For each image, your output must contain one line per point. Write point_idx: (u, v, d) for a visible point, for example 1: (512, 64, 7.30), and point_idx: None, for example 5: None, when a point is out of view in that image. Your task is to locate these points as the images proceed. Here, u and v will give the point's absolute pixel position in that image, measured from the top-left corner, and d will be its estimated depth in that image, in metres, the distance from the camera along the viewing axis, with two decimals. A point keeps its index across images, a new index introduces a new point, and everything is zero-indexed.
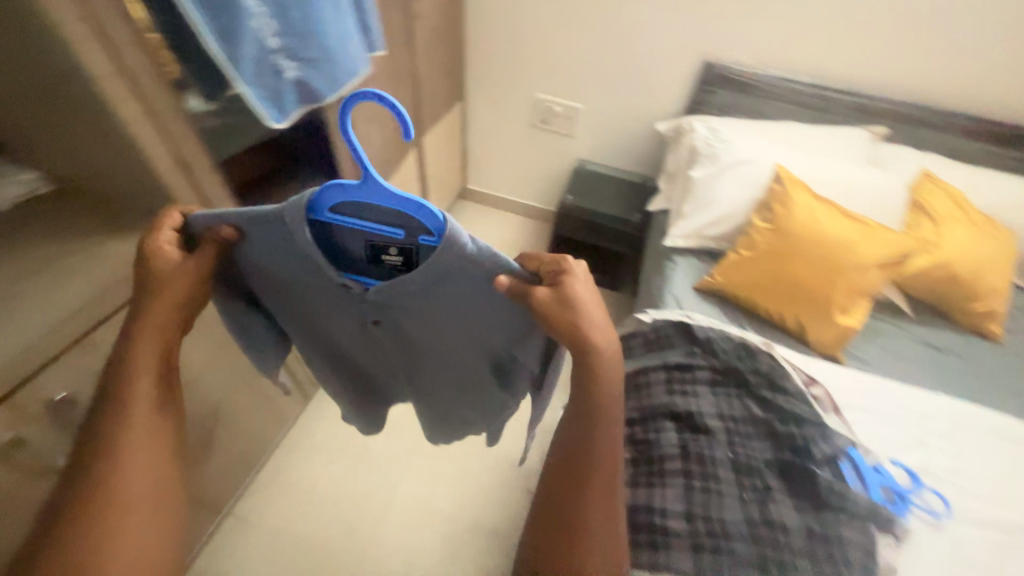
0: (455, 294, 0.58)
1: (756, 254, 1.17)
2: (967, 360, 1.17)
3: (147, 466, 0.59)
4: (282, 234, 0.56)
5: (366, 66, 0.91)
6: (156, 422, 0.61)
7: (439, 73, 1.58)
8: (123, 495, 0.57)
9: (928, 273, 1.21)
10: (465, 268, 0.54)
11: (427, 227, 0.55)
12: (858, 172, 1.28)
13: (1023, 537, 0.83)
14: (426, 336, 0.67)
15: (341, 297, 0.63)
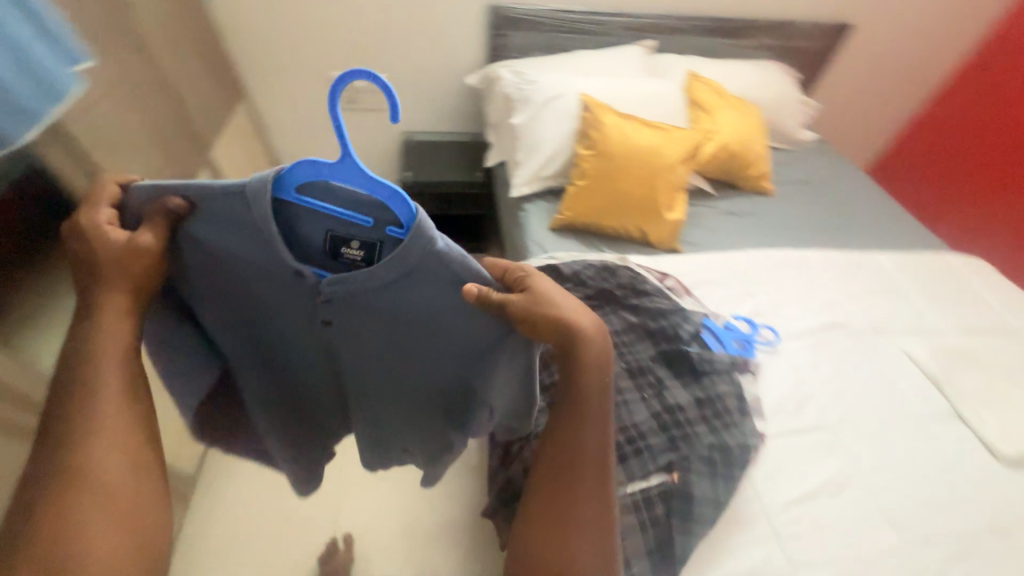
0: (421, 299, 0.52)
1: (590, 181, 1.26)
2: (758, 216, 1.47)
3: (123, 443, 0.48)
4: (240, 212, 0.48)
5: (78, 85, 0.66)
6: (120, 420, 0.49)
7: (198, 67, 1.29)
8: (100, 476, 0.46)
9: (715, 157, 1.45)
10: (437, 268, 0.48)
11: (398, 219, 0.49)
12: (644, 85, 1.44)
13: (822, 333, 1.10)
14: (379, 350, 0.58)
15: (288, 292, 0.53)
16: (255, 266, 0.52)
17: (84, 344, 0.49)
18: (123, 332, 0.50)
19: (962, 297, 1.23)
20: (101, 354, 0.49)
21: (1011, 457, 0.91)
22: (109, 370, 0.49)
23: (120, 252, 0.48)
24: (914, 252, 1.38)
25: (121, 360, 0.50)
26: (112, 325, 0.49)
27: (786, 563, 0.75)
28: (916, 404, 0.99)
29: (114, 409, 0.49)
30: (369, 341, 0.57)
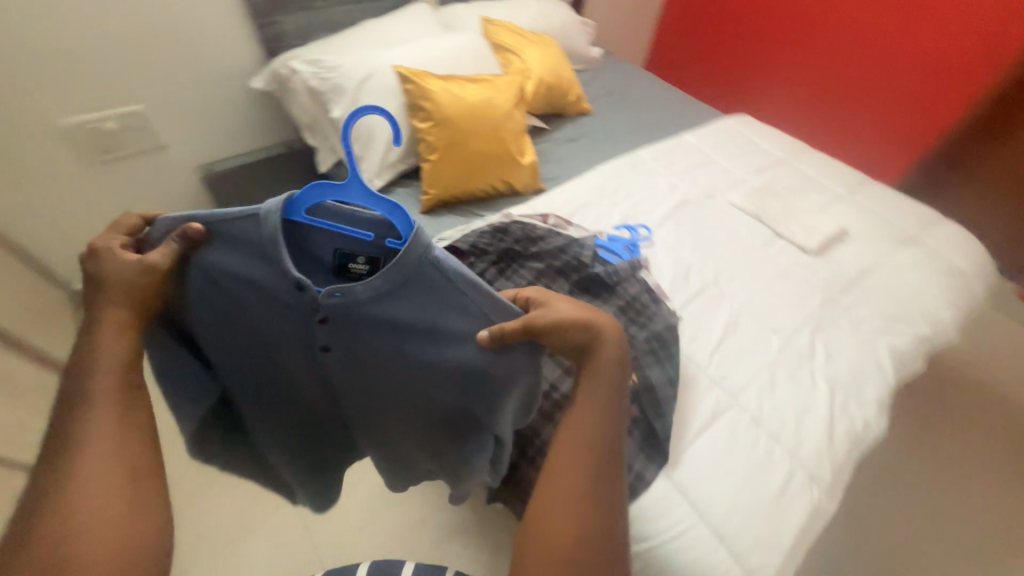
0: (414, 315, 0.53)
1: (442, 152, 1.23)
2: (590, 135, 1.63)
3: (119, 441, 0.45)
4: (247, 233, 0.51)
5: None
6: (114, 426, 0.46)
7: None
8: (92, 469, 0.43)
9: (538, 93, 1.54)
10: (431, 277, 0.51)
11: (397, 232, 0.55)
12: (448, 41, 1.41)
13: (676, 213, 1.31)
14: (378, 373, 0.58)
15: (278, 313, 0.54)
16: (252, 289, 0.54)
17: (81, 358, 0.47)
18: (124, 343, 0.48)
19: (748, 148, 1.57)
20: (94, 363, 0.47)
21: (817, 248, 1.22)
22: (104, 381, 0.47)
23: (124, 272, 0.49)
24: (707, 125, 1.69)
25: (119, 368, 0.48)
26: (105, 338, 0.48)
27: (726, 398, 0.93)
28: (753, 238, 1.26)
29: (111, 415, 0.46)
30: (366, 365, 0.57)
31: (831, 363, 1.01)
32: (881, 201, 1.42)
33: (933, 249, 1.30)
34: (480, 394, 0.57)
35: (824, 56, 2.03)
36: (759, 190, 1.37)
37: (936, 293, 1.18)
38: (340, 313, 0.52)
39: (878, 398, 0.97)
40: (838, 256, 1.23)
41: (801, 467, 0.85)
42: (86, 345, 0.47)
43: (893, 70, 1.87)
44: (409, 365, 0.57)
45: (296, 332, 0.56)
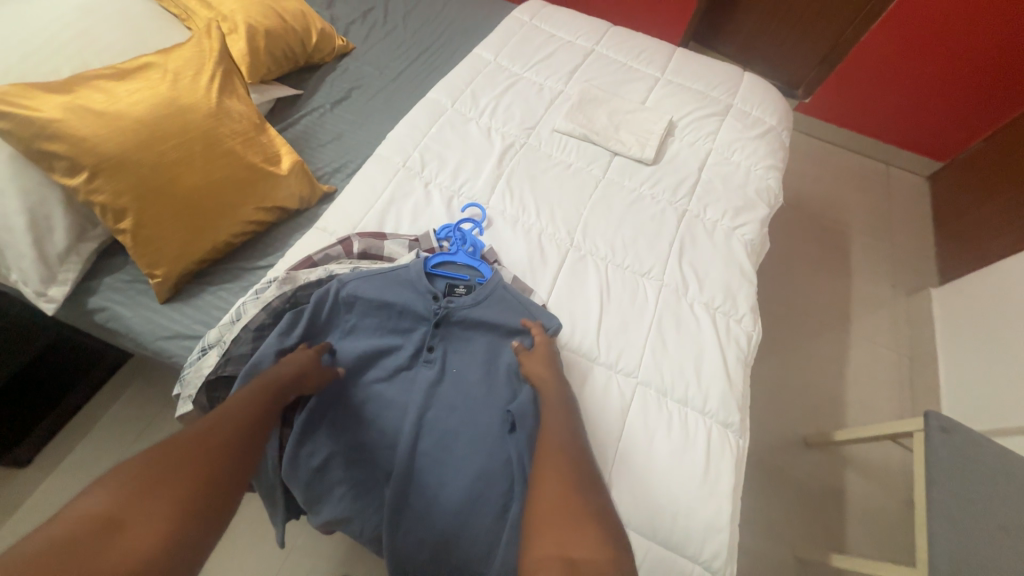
0: (493, 319, 0.76)
1: (138, 211, 0.77)
2: (363, 84, 1.21)
3: (254, 423, 0.57)
4: (392, 278, 0.78)
5: None
6: (231, 440, 0.53)
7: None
8: (235, 434, 0.54)
9: (258, 48, 1.04)
10: (506, 296, 0.79)
11: (483, 274, 0.82)
12: (47, 2, 0.83)
13: (503, 167, 1.06)
14: (464, 366, 0.75)
15: (396, 323, 0.76)
16: (381, 305, 0.76)
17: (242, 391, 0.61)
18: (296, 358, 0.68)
19: (553, 45, 1.32)
20: (243, 394, 0.60)
21: (654, 155, 1.11)
22: (248, 401, 0.59)
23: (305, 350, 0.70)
24: (497, 26, 1.37)
25: (263, 400, 0.60)
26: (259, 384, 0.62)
27: (629, 381, 0.84)
28: (592, 166, 1.10)
29: (240, 426, 0.55)
30: (453, 356, 0.75)
31: (703, 288, 0.96)
32: (692, 70, 1.34)
33: (745, 111, 1.28)
34: (529, 365, 0.72)
35: None
36: (580, 100, 1.18)
37: (760, 162, 1.18)
38: (432, 304, 0.76)
39: (750, 303, 0.96)
40: (674, 155, 1.14)
41: (712, 419, 0.82)
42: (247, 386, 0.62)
43: None
44: (487, 359, 0.75)
45: (390, 326, 0.76)
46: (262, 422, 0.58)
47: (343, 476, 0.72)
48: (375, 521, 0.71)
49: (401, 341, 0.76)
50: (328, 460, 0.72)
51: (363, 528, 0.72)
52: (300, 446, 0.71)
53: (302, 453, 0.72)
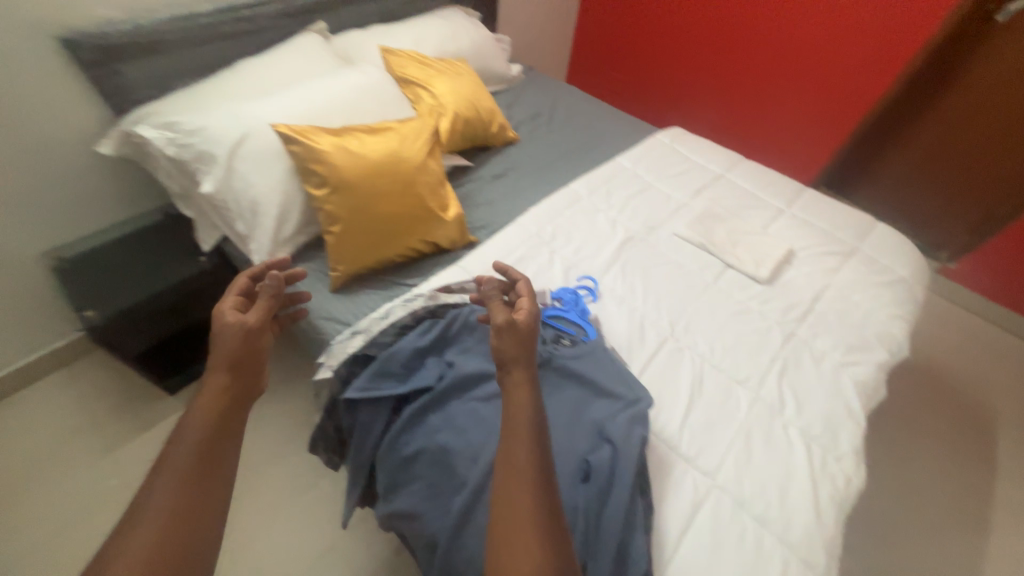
0: (591, 374, 0.84)
1: (346, 221, 1.03)
2: (520, 166, 1.49)
3: (181, 484, 0.57)
4: None
5: None
6: (196, 465, 0.59)
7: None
8: (162, 504, 0.55)
9: (456, 129, 1.37)
10: (605, 357, 0.87)
11: (589, 334, 0.92)
12: (341, 82, 1.22)
13: (621, 253, 1.20)
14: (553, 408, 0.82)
15: None
16: None
17: (192, 409, 0.64)
18: (223, 387, 0.67)
19: (686, 166, 1.50)
20: (197, 416, 0.64)
21: (768, 275, 1.16)
22: (203, 425, 0.63)
23: (252, 346, 0.74)
24: (640, 143, 1.61)
25: (218, 420, 0.64)
26: (210, 396, 0.66)
27: (705, 481, 0.83)
28: (703, 271, 1.18)
29: (199, 456, 0.60)
30: (547, 397, 0.83)
31: (802, 414, 0.93)
32: (820, 210, 1.40)
33: (873, 258, 1.28)
34: (503, 343, 0.72)
35: (750, 51, 1.94)
36: (702, 214, 1.30)
37: (885, 308, 1.15)
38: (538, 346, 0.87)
39: (854, 446, 0.90)
40: (789, 281, 1.18)
41: (790, 552, 0.77)
42: (197, 401, 0.65)
43: (817, 50, 1.79)
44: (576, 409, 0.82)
45: None
46: (219, 444, 0.63)
47: (426, 472, 0.80)
48: (439, 523, 0.77)
49: None
50: (418, 455, 0.81)
51: (426, 528, 0.77)
52: (404, 436, 0.83)
53: (399, 440, 0.82)
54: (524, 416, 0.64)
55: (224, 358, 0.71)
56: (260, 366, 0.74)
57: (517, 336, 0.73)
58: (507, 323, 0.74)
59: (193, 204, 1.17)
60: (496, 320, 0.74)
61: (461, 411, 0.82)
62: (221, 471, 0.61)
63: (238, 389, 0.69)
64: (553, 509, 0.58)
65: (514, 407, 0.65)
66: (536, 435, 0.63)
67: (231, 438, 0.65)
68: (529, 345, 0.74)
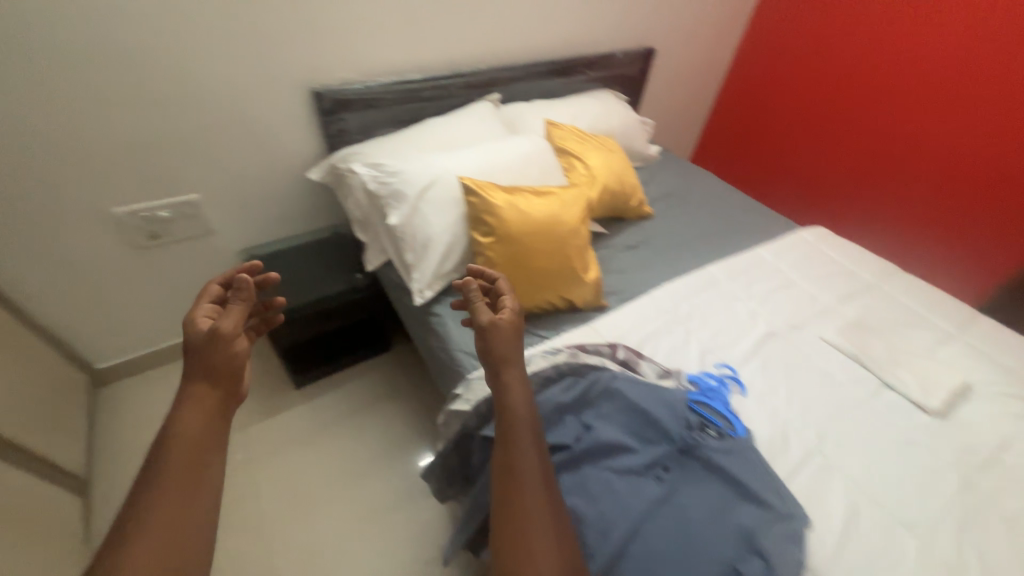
0: (740, 476, 0.79)
1: (501, 268, 1.12)
2: (653, 241, 1.52)
3: (172, 501, 0.61)
4: (657, 394, 0.89)
5: None
6: (177, 482, 0.62)
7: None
8: (151, 523, 0.58)
9: (601, 199, 1.44)
10: (755, 460, 0.82)
11: (737, 429, 0.88)
12: (513, 146, 1.37)
13: (762, 348, 1.14)
14: (696, 503, 0.77)
15: (650, 433, 0.85)
16: (644, 412, 0.86)
17: (176, 419, 0.67)
18: (208, 403, 0.70)
19: (833, 268, 1.42)
20: (182, 428, 0.66)
21: (940, 408, 1.03)
22: (187, 436, 0.66)
23: (228, 356, 0.72)
24: (780, 238, 1.57)
25: (201, 429, 0.67)
26: (195, 406, 0.69)
27: None
28: (856, 386, 1.08)
29: (185, 465, 0.64)
30: (690, 488, 0.79)
31: None
32: (1003, 345, 1.22)
33: None
34: (498, 348, 0.81)
35: (908, 160, 1.86)
36: (854, 324, 1.21)
37: None
38: (684, 431, 0.84)
39: None
40: (965, 419, 1.03)
41: None
42: (181, 412, 0.68)
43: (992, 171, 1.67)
44: (722, 508, 0.76)
45: (641, 432, 0.85)
46: (205, 451, 0.66)
47: None
48: None
49: (646, 449, 0.83)
50: None
51: None
52: None
53: None
54: (520, 417, 0.75)
55: (202, 370, 0.71)
56: (240, 374, 0.75)
57: (498, 341, 0.81)
58: (490, 328, 0.82)
59: (369, 230, 1.36)
60: (478, 325, 0.83)
61: (596, 478, 0.79)
62: (209, 476, 0.65)
63: (221, 398, 0.72)
64: (553, 505, 0.68)
65: (513, 408, 0.75)
66: (533, 439, 0.73)
67: (218, 447, 0.68)
68: (515, 341, 0.82)
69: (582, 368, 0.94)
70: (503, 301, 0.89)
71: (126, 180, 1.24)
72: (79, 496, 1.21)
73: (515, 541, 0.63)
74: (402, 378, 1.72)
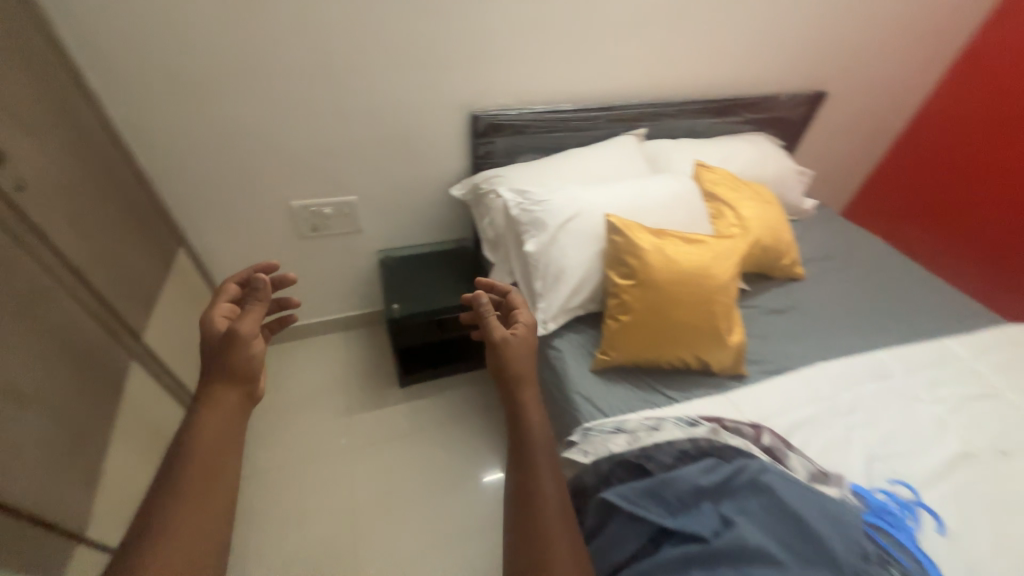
0: None
1: (638, 316, 1.04)
2: (804, 307, 1.33)
3: (194, 503, 0.61)
4: (826, 506, 0.73)
5: None
6: (194, 484, 0.63)
7: (113, 203, 1.04)
8: (173, 526, 0.58)
9: (750, 253, 1.30)
10: None
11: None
12: (661, 185, 1.29)
13: (954, 471, 0.91)
14: None
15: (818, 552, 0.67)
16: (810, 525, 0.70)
17: (195, 421, 0.68)
18: (226, 405, 0.72)
19: None
20: (204, 428, 0.68)
21: None
22: (207, 436, 0.67)
23: (246, 356, 0.76)
24: (975, 330, 1.28)
25: (221, 429, 0.69)
26: (213, 409, 0.70)
27: None
28: None
29: (204, 464, 0.65)
30: None
31: None
32: None
33: None
34: (513, 353, 0.82)
35: None
36: None
37: None
38: (863, 562, 0.66)
39: None
40: None
41: None
42: (201, 413, 0.69)
43: None
44: None
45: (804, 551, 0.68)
46: (224, 450, 0.68)
47: None
48: None
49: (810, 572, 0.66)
50: None
51: None
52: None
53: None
54: (539, 422, 0.75)
55: (221, 372, 0.74)
56: (256, 375, 0.77)
57: (511, 354, 0.82)
58: (504, 336, 0.83)
59: (498, 249, 1.38)
60: (490, 337, 0.84)
61: None
62: (228, 475, 0.66)
63: (239, 397, 0.74)
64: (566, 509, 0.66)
65: (527, 412, 0.76)
66: (546, 448, 0.72)
67: (234, 448, 0.70)
68: (528, 351, 0.84)
69: (728, 449, 0.81)
70: (516, 316, 0.91)
71: (304, 178, 1.39)
72: None
73: (535, 553, 0.60)
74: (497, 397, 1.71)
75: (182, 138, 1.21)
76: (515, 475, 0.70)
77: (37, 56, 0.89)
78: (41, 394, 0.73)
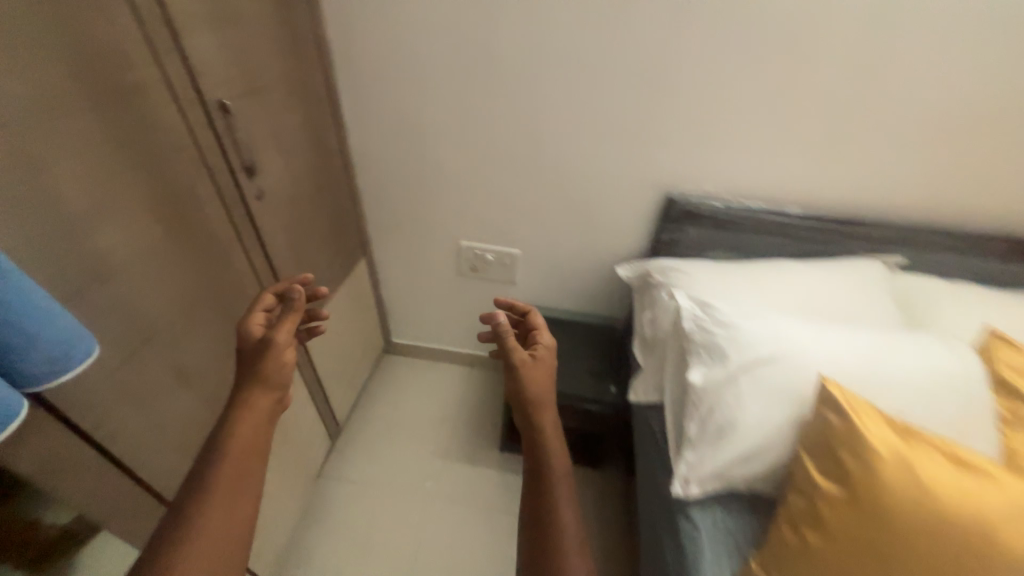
0: None
1: (837, 541, 0.70)
2: None
3: (225, 508, 0.63)
4: None
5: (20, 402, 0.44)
6: (223, 492, 0.64)
7: (320, 216, 1.17)
8: (205, 530, 0.61)
9: None
10: None
11: None
12: (920, 351, 0.88)
13: None
14: None
15: None
16: None
17: (229, 428, 0.70)
18: (259, 413, 0.72)
19: None
20: (235, 435, 0.69)
21: None
22: (234, 447, 0.68)
23: (279, 365, 0.74)
24: None
25: (251, 438, 0.69)
26: (248, 416, 0.71)
27: None
28: None
29: (232, 472, 0.66)
30: None
31: None
32: None
33: None
34: (529, 372, 0.77)
35: None
36: None
37: None
38: None
39: None
40: None
41: None
42: (235, 420, 0.70)
43: None
44: None
45: None
46: (250, 458, 0.68)
47: None
48: None
49: None
50: None
51: None
52: None
53: None
54: (556, 451, 0.72)
55: (254, 380, 0.73)
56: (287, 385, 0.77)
57: (529, 381, 0.76)
58: (523, 362, 0.78)
59: (652, 354, 1.16)
60: (508, 359, 0.78)
61: None
62: (252, 482, 0.67)
63: (270, 405, 0.74)
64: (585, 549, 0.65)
65: (544, 439, 0.72)
66: (566, 484, 0.69)
67: (260, 455, 0.70)
68: (546, 380, 0.78)
69: None
70: (536, 337, 0.84)
71: (478, 222, 1.40)
72: (328, 441, 1.45)
73: None
74: (598, 511, 1.45)
75: (390, 170, 1.31)
76: (530, 499, 0.70)
77: (308, 90, 1.05)
78: (208, 376, 0.82)
